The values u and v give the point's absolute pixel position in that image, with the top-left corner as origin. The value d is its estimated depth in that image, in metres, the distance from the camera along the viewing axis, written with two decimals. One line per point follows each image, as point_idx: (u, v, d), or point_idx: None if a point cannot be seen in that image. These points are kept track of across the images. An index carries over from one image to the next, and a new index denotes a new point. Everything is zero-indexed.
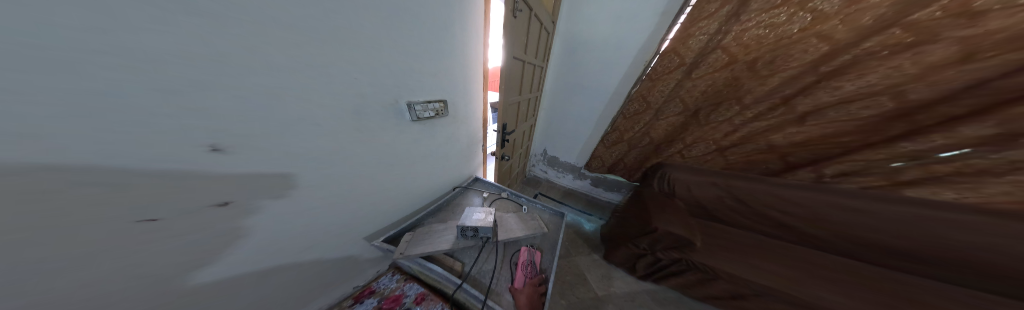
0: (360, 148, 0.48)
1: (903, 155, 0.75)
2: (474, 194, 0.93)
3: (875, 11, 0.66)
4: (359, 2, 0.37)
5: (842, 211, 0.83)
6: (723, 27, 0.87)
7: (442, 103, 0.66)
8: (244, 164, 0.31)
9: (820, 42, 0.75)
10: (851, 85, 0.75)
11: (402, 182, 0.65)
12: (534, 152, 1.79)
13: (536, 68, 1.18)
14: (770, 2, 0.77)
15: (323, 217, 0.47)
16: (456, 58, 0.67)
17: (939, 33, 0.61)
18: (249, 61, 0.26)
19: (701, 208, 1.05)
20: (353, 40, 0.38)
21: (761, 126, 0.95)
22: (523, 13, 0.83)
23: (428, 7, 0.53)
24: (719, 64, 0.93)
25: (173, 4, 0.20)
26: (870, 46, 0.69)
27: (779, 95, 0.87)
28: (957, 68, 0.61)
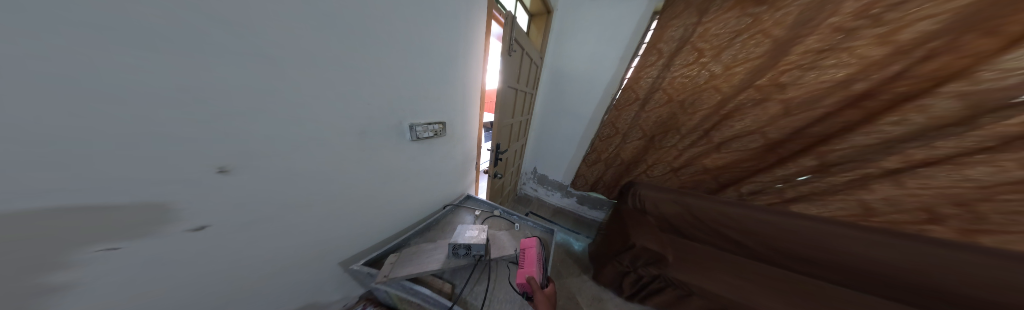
0: (359, 166, 0.54)
1: (779, 178, 1.04)
2: (465, 212, 1.00)
3: (737, 77, 0.97)
4: (384, 48, 0.48)
5: (777, 229, 0.93)
6: (661, 73, 1.12)
7: (441, 125, 0.77)
8: (240, 188, 0.33)
9: (714, 92, 1.03)
10: (738, 124, 1.02)
11: (397, 197, 0.72)
12: (524, 171, 1.89)
13: (527, 94, 1.35)
14: (687, 60, 1.05)
15: (314, 231, 0.50)
16: (456, 86, 0.80)
17: (769, 94, 0.93)
18: (269, 87, 0.31)
19: (668, 224, 1.11)
20: (375, 75, 0.49)
21: (697, 151, 1.15)
22: (516, 53, 1.03)
23: (439, 48, 0.66)
24: (663, 101, 1.15)
25: (223, 48, 0.25)
26: (743, 98, 0.97)
27: (706, 127, 1.09)
28: (784, 118, 0.93)
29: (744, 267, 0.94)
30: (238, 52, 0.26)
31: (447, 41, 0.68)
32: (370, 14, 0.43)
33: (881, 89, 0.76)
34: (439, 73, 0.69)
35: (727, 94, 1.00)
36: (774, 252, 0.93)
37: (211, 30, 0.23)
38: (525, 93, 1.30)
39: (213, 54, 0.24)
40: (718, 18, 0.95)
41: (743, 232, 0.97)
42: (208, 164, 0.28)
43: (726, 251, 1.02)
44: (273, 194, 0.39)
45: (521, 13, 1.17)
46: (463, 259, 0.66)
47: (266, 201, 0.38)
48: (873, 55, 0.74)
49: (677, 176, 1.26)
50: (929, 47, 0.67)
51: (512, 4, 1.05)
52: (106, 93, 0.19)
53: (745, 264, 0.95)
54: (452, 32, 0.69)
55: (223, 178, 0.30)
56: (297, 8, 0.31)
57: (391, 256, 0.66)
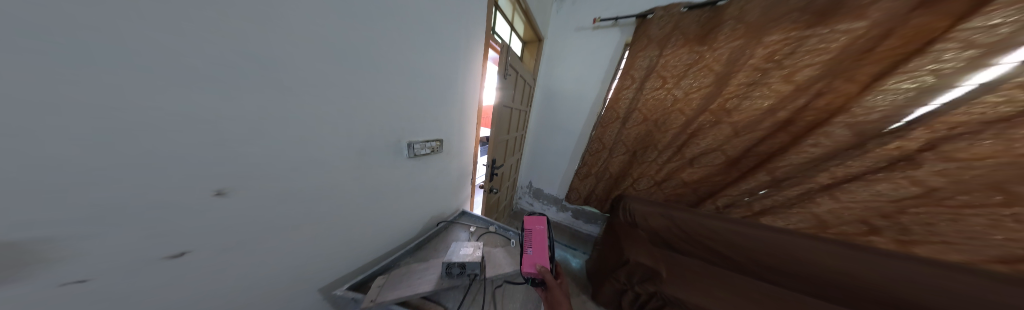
0: (353, 184, 0.54)
1: (743, 192, 1.15)
2: (460, 228, 1.01)
3: (693, 102, 1.13)
4: (390, 74, 0.52)
5: (750, 240, 0.97)
6: (636, 95, 1.25)
7: (439, 142, 0.78)
8: (233, 212, 0.33)
9: (679, 113, 1.17)
10: (703, 143, 1.15)
11: (391, 213, 0.71)
12: (520, 185, 1.92)
13: (521, 112, 1.43)
14: (655, 85, 1.19)
15: (304, 254, 0.49)
16: (455, 104, 0.82)
17: (720, 118, 1.09)
18: (276, 112, 0.33)
19: (658, 237, 1.11)
20: (380, 97, 0.51)
21: (673, 165, 1.24)
22: (511, 76, 1.12)
23: (438, 69, 0.67)
24: (640, 119, 1.26)
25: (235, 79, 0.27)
26: (703, 120, 1.12)
27: (676, 145, 1.20)
28: (737, 138, 1.08)
29: (738, 281, 0.89)
30: (245, 77, 0.28)
31: (450, 65, 0.72)
32: (378, 44, 0.47)
33: (798, 116, 0.95)
34: (440, 93, 0.71)
35: (689, 116, 1.14)
36: (755, 264, 0.92)
37: (221, 57, 0.25)
38: (520, 110, 1.37)
39: (223, 79, 0.26)
40: (674, 53, 1.13)
41: (726, 244, 0.98)
42: (208, 188, 0.29)
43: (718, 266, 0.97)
44: (265, 218, 0.39)
45: (515, 41, 1.30)
46: (457, 280, 0.65)
47: (257, 225, 0.38)
48: (783, 90, 0.95)
49: (660, 189, 1.31)
50: (816, 88, 0.89)
51: (507, 34, 1.18)
52: (113, 117, 0.20)
53: (739, 279, 0.90)
54: (456, 58, 0.74)
55: (218, 202, 0.31)
56: (309, 39, 0.34)
57: (379, 279, 0.64)
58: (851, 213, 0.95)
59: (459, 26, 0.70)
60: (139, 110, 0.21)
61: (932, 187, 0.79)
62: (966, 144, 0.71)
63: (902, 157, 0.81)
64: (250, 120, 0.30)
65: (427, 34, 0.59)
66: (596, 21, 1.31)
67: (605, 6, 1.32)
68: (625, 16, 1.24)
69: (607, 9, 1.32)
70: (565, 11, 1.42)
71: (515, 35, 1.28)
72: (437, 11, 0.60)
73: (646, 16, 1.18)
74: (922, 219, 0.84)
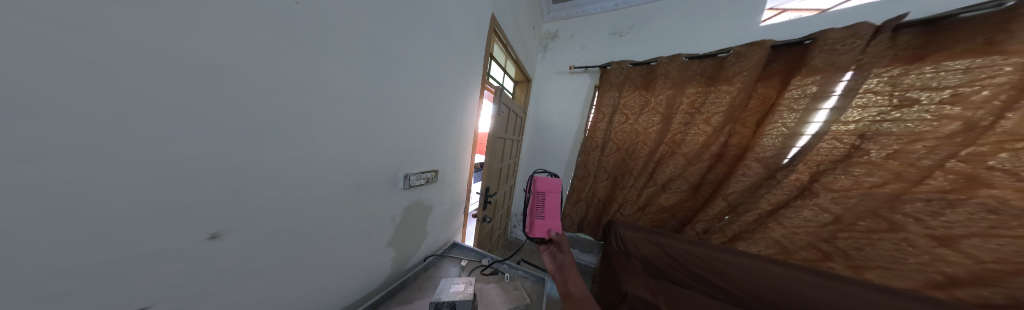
0: (343, 220, 0.52)
1: (711, 217, 1.24)
2: (450, 263, 0.92)
3: (649, 135, 1.33)
4: (397, 114, 0.59)
5: (738, 270, 1.01)
6: (609, 127, 1.42)
7: (434, 172, 0.80)
8: (217, 257, 0.32)
9: (642, 146, 1.34)
10: (668, 171, 1.29)
11: (382, 249, 0.67)
12: (514, 212, 1.89)
13: (513, 141, 1.53)
14: (622, 120, 1.38)
15: (281, 303, 0.45)
16: (451, 135, 0.87)
17: (673, 149, 1.28)
18: (282, 152, 0.36)
19: (654, 267, 1.15)
20: (385, 134, 0.57)
21: (651, 190, 1.34)
22: (505, 113, 1.26)
23: (441, 109, 0.77)
24: (615, 149, 1.41)
25: (250, 126, 0.30)
26: (665, 151, 1.29)
27: (647, 171, 1.33)
28: (691, 168, 1.25)
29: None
30: (259, 123, 0.31)
31: (449, 104, 0.81)
32: (389, 92, 0.55)
33: (724, 150, 1.19)
34: (438, 128, 0.77)
35: (651, 146, 1.31)
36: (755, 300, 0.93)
37: (248, 109, 0.30)
38: (512, 139, 1.47)
39: (245, 126, 0.30)
40: (629, 95, 1.37)
41: (718, 274, 1.02)
42: (201, 231, 0.30)
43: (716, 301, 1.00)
44: (249, 260, 0.37)
45: (507, 82, 1.49)
46: None
47: (236, 271, 0.35)
48: (706, 130, 1.21)
49: (644, 215, 1.37)
50: (727, 130, 1.18)
51: (500, 76, 1.36)
52: (132, 165, 0.22)
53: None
54: (456, 99, 0.84)
55: (210, 245, 0.31)
56: (326, 90, 0.40)
57: None
58: (802, 237, 1.08)
59: (458, 74, 0.82)
60: (157, 157, 0.23)
61: (837, 214, 1.00)
62: (834, 177, 0.99)
63: (803, 187, 1.05)
64: (256, 161, 0.33)
65: (432, 84, 0.70)
66: (571, 68, 1.56)
67: (577, 57, 1.58)
68: (592, 65, 1.50)
69: (578, 59, 1.58)
70: (547, 58, 1.67)
71: (506, 77, 1.48)
72: (441, 67, 0.72)
73: (607, 66, 1.44)
74: (851, 243, 0.99)
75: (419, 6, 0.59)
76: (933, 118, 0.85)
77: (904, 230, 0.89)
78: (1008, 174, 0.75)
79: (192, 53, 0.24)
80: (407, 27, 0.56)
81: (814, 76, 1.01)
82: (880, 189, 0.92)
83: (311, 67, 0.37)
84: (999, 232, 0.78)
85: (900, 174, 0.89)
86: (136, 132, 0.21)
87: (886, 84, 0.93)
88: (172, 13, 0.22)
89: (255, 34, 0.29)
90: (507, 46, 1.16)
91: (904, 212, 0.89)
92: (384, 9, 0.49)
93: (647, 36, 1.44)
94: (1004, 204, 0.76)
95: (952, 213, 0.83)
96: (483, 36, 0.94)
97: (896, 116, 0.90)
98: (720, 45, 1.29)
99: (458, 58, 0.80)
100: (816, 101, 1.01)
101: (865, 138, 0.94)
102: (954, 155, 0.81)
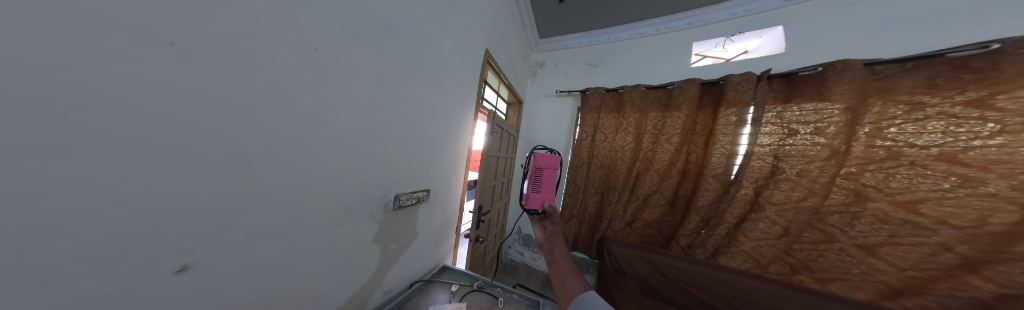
0: (327, 245, 0.50)
1: (687, 233, 1.27)
2: (440, 289, 0.85)
3: (625, 152, 1.41)
4: (392, 138, 0.62)
5: (724, 285, 1.06)
6: (592, 145, 1.49)
7: (426, 192, 0.80)
8: (186, 292, 0.30)
9: (619, 163, 1.42)
10: (647, 187, 1.34)
11: (365, 277, 0.63)
12: (509, 232, 1.84)
13: (507, 158, 1.56)
14: (603, 138, 1.47)
15: None
16: (444, 155, 0.89)
17: (648, 165, 1.35)
18: (276, 176, 0.37)
19: (647, 286, 1.21)
20: (379, 156, 0.59)
21: (636, 205, 1.37)
22: (498, 132, 1.31)
23: (436, 131, 0.81)
24: (598, 166, 1.46)
25: (248, 154, 0.32)
26: (643, 167, 1.36)
27: (628, 187, 1.39)
28: (662, 182, 1.32)
29: None
30: (258, 151, 0.34)
31: (442, 127, 0.85)
32: (387, 118, 0.59)
33: (688, 166, 1.29)
34: (430, 150, 0.79)
35: (629, 163, 1.39)
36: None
37: (240, 138, 0.31)
38: (505, 157, 1.50)
39: (240, 154, 0.31)
40: (605, 117, 1.48)
41: (713, 295, 1.06)
42: (173, 263, 0.28)
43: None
44: (226, 294, 0.34)
45: (500, 104, 1.59)
46: None
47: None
48: (671, 149, 1.30)
49: (633, 230, 1.38)
50: (685, 149, 1.28)
51: (493, 99, 1.45)
52: (127, 192, 0.23)
53: None
54: (450, 121, 0.89)
55: (179, 279, 0.29)
56: (327, 119, 0.44)
57: None
58: (767, 250, 1.12)
59: (451, 99, 0.88)
60: (151, 184, 0.24)
61: (785, 226, 1.09)
62: (772, 192, 1.10)
63: (753, 201, 1.15)
64: (243, 189, 0.33)
65: (426, 109, 0.74)
66: (557, 92, 1.69)
67: (560, 82, 1.73)
68: (575, 89, 1.64)
69: (563, 84, 1.72)
70: (536, 83, 1.81)
71: (500, 99, 1.57)
72: (435, 94, 0.78)
73: (585, 91, 1.58)
74: (808, 255, 1.05)
75: (416, 45, 0.66)
76: (812, 144, 1.05)
77: (838, 240, 1.00)
78: (877, 190, 0.94)
79: (204, 94, 0.26)
80: (406, 63, 0.63)
81: (731, 108, 1.19)
82: (804, 203, 1.05)
83: (308, 98, 0.40)
84: (898, 241, 0.90)
85: (812, 190, 1.04)
86: (133, 162, 0.22)
87: (777, 118, 1.13)
88: (204, 66, 0.26)
89: (257, 72, 0.32)
90: (500, 74, 1.28)
91: (830, 223, 1.01)
92: (386, 50, 0.56)
93: (620, 66, 1.60)
94: (887, 216, 0.92)
95: (860, 222, 0.96)
96: (477, 66, 1.03)
97: (791, 142, 1.08)
98: (669, 76, 1.47)
99: (452, 86, 0.87)
100: (738, 127, 1.17)
101: (779, 159, 1.10)
102: (837, 174, 0.99)
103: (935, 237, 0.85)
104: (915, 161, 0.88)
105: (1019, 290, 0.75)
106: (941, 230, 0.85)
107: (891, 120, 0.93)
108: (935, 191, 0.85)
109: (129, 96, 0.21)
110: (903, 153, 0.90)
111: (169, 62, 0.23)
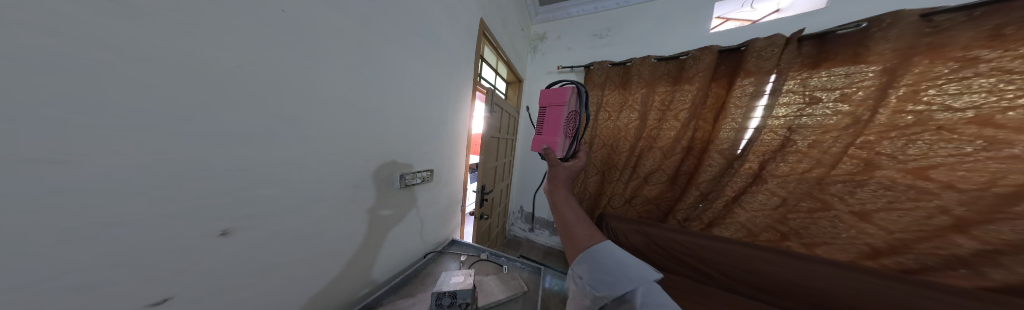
0: (342, 219, 0.52)
1: (687, 207, 1.33)
2: (450, 259, 0.92)
3: (630, 130, 1.40)
4: (391, 117, 0.60)
5: (713, 253, 1.18)
6: (594, 124, 1.48)
7: (430, 172, 0.80)
8: (227, 254, 0.33)
9: (622, 141, 1.41)
10: (651, 163, 1.36)
11: (382, 249, 0.67)
12: (511, 211, 1.93)
13: (507, 140, 1.54)
14: (606, 116, 1.44)
15: (290, 299, 0.45)
16: (444, 135, 0.88)
17: (651, 143, 1.35)
18: (281, 151, 0.37)
19: (641, 253, 1.33)
20: (380, 135, 0.58)
21: (636, 182, 1.41)
22: (498, 112, 1.27)
23: (434, 111, 0.79)
24: (600, 144, 1.46)
25: (252, 129, 0.32)
26: (647, 145, 1.36)
27: (630, 165, 1.41)
28: (666, 159, 1.33)
29: (718, 297, 1.09)
30: (258, 126, 0.33)
31: (440, 106, 0.81)
32: (383, 96, 0.57)
33: (692, 143, 1.28)
34: (429, 130, 0.77)
35: (631, 142, 1.39)
36: (717, 272, 1.15)
37: (237, 115, 0.30)
38: (506, 138, 1.48)
39: (243, 129, 0.31)
40: (610, 94, 1.43)
41: (701, 260, 1.19)
42: (213, 228, 0.31)
43: (697, 281, 1.19)
44: (255, 256, 0.37)
45: (499, 83, 1.51)
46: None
47: (242, 267, 0.36)
48: (676, 125, 1.29)
49: (632, 206, 1.45)
50: (692, 125, 1.27)
51: (491, 77, 1.37)
52: (146, 160, 0.23)
53: (714, 293, 1.11)
54: (448, 101, 0.86)
55: (220, 242, 0.32)
56: (322, 96, 0.42)
57: None
58: (761, 219, 1.19)
59: (446, 77, 0.82)
60: (167, 154, 0.24)
61: (784, 196, 1.12)
62: (777, 164, 1.12)
63: (755, 175, 1.18)
64: (256, 164, 0.34)
65: (420, 87, 0.69)
66: (560, 68, 1.59)
67: (563, 57, 1.62)
68: (578, 65, 1.55)
69: (565, 59, 1.62)
70: (536, 59, 1.69)
71: (499, 78, 1.50)
72: (429, 70, 0.72)
73: (590, 66, 1.49)
74: (802, 223, 1.11)
75: (405, 16, 0.60)
76: (833, 113, 1.03)
77: (834, 208, 1.04)
78: (891, 157, 0.95)
79: (201, 69, 0.25)
80: (396, 35, 0.58)
81: (748, 78, 1.14)
82: (810, 173, 1.08)
83: (291, 73, 0.36)
84: (896, 206, 0.94)
85: (820, 161, 1.05)
86: (140, 131, 0.22)
87: (799, 85, 1.09)
88: (188, 38, 0.24)
89: (236, 42, 0.28)
90: (498, 49, 1.19)
91: (831, 192, 1.04)
92: (370, 18, 0.50)
93: (627, 35, 1.48)
94: (894, 182, 0.94)
95: (862, 191, 0.99)
96: (472, 39, 0.95)
97: (809, 112, 1.06)
98: (681, 46, 1.37)
99: (447, 62, 0.81)
100: (754, 99, 1.13)
101: (793, 131, 1.09)
102: (852, 143, 1.00)
103: (936, 200, 0.88)
104: (944, 126, 0.87)
105: (996, 246, 0.83)
106: (945, 193, 0.87)
107: (932, 81, 0.89)
108: (954, 156, 0.86)
109: (105, 62, 0.19)
110: (933, 119, 0.89)
111: (145, 27, 0.21)
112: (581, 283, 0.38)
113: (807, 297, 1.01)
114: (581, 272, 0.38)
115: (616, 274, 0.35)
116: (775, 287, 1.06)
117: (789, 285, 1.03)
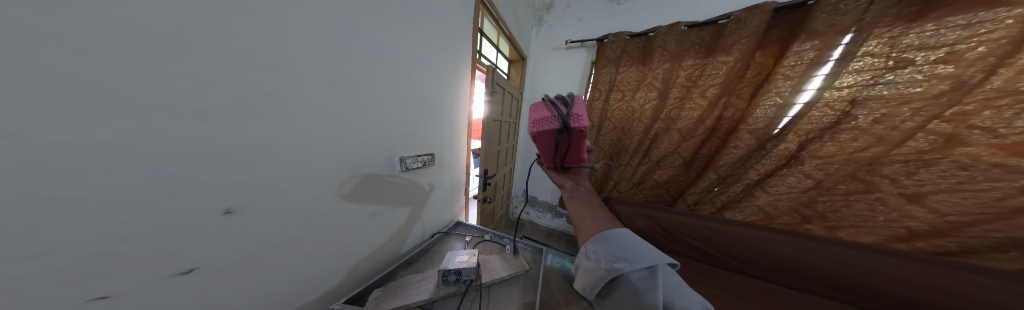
0: (348, 201, 0.53)
1: (701, 190, 1.32)
2: (456, 239, 0.95)
3: (647, 109, 1.33)
4: (384, 96, 0.55)
5: (723, 236, 1.21)
6: (605, 106, 1.41)
7: (430, 155, 0.79)
8: (239, 230, 0.34)
9: (637, 123, 1.36)
10: (669, 146, 1.32)
11: (392, 230, 0.68)
12: (515, 194, 1.96)
13: (507, 124, 1.44)
14: (619, 97, 1.37)
15: (309, 272, 0.48)
16: (444, 117, 0.84)
17: (668, 125, 1.30)
18: (274, 132, 0.35)
19: (646, 236, 1.38)
20: (375, 116, 0.54)
21: (649, 165, 1.39)
22: (500, 93, 1.21)
23: (431, 90, 0.74)
24: (610, 127, 1.42)
25: (238, 108, 0.29)
26: (665, 126, 1.30)
27: (643, 148, 1.37)
28: (684, 142, 1.28)
29: (723, 277, 1.14)
30: (245, 105, 0.30)
31: (437, 86, 0.76)
32: (374, 73, 0.52)
33: (717, 123, 1.21)
34: (427, 112, 0.73)
35: (647, 124, 1.33)
36: (725, 256, 1.20)
37: (215, 91, 0.27)
38: (508, 122, 1.44)
39: (222, 107, 0.28)
40: (626, 71, 1.34)
41: (710, 244, 1.23)
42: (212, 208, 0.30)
43: (704, 263, 1.25)
44: (268, 235, 0.39)
45: (500, 60, 1.43)
46: (454, 287, 0.64)
47: (255, 243, 0.37)
48: (703, 104, 1.22)
49: (640, 190, 1.45)
50: (721, 103, 1.19)
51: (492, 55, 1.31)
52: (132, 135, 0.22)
53: (717, 272, 1.18)
54: (446, 80, 0.80)
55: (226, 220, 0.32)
56: (307, 71, 0.38)
57: (375, 291, 0.61)
58: (783, 203, 1.17)
59: (443, 53, 0.75)
60: (151, 128, 0.23)
61: (819, 179, 1.08)
62: (820, 145, 1.05)
63: (791, 156, 1.11)
64: (249, 144, 0.32)
65: (414, 63, 0.63)
66: (568, 43, 1.47)
67: (572, 30, 1.50)
68: (588, 38, 1.42)
69: (575, 33, 1.49)
70: (542, 33, 1.57)
71: (499, 55, 1.41)
72: (422, 43, 0.65)
73: (604, 39, 1.38)
74: (831, 206, 1.09)
75: None
76: (926, 78, 0.88)
77: (879, 190, 0.99)
78: (985, 132, 0.82)
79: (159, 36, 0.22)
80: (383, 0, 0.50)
81: (814, 40, 1.01)
82: (862, 153, 0.99)
83: (275, 45, 0.33)
84: (964, 188, 0.87)
85: (883, 138, 0.95)
86: (115, 104, 0.21)
87: (886, 45, 0.93)
88: None
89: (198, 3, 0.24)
90: (498, 21, 1.07)
91: (883, 173, 0.97)
92: None
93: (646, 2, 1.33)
94: (974, 161, 0.84)
95: (925, 171, 0.91)
96: (467, 7, 0.85)
97: (888, 79, 0.93)
98: (715, 10, 1.21)
99: (442, 35, 0.73)
100: (812, 67, 1.02)
101: (856, 104, 0.98)
102: (938, 116, 0.87)
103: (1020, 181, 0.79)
104: None
105: None
106: None
107: None
108: None
109: (56, 24, 0.17)
110: None
111: None
112: (598, 260, 0.38)
113: (802, 274, 1.08)
114: (596, 248, 0.40)
115: (637, 251, 0.36)
116: (787, 268, 1.10)
117: (791, 265, 1.09)
